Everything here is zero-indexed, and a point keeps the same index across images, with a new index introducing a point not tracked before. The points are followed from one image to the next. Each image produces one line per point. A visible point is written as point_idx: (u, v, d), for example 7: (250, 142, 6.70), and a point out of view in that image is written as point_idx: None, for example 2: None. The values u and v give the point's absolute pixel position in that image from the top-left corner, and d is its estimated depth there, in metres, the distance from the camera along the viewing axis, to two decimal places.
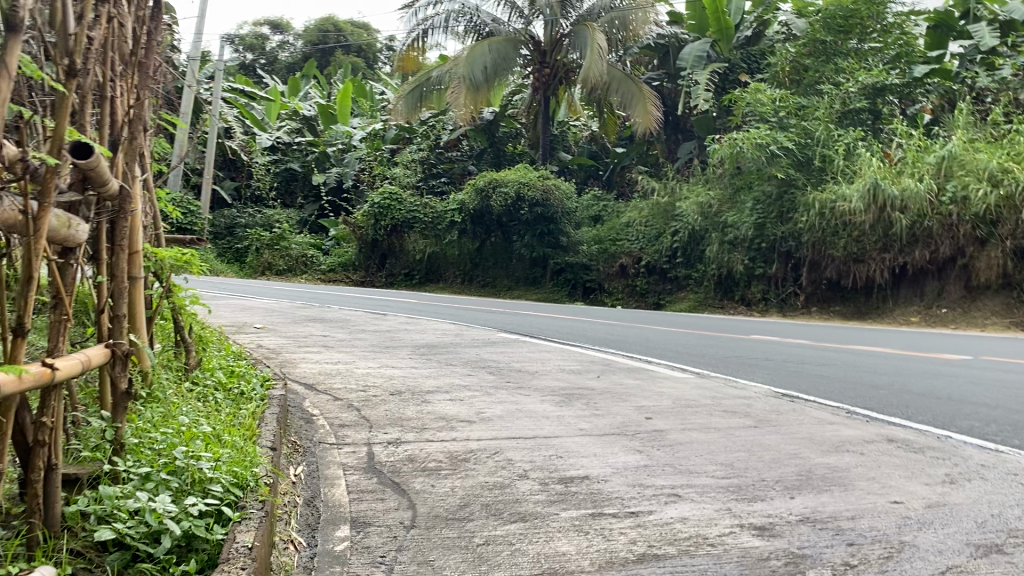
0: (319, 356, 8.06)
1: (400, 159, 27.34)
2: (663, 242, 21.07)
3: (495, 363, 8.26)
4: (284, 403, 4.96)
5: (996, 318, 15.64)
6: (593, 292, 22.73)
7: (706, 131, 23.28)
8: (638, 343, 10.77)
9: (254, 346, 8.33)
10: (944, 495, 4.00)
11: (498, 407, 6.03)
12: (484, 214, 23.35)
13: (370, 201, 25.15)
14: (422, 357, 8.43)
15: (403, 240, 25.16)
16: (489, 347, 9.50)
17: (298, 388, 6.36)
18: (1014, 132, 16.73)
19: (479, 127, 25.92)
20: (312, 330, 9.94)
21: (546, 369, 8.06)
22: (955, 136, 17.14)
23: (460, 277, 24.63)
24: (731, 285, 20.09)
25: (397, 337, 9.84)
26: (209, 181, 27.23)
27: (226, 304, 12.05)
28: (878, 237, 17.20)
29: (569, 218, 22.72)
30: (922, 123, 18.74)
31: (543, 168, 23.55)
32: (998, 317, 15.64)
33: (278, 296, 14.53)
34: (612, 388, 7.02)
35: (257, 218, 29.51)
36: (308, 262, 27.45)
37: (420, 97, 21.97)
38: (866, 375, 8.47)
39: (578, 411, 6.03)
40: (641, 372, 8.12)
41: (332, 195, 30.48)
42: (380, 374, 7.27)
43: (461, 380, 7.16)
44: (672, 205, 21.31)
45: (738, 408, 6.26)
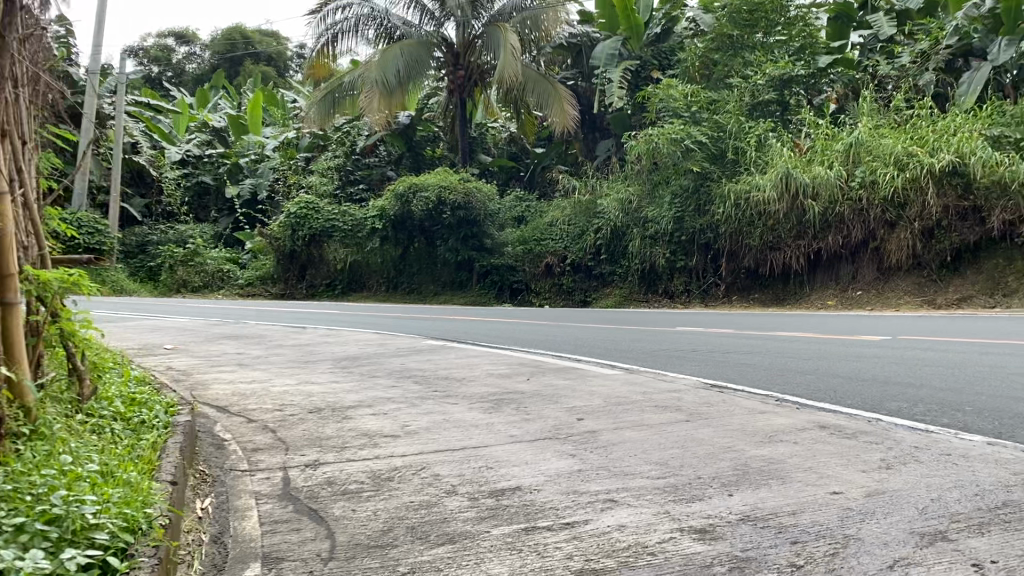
0: (234, 376, 7.65)
1: (316, 167, 26.72)
2: (586, 240, 21.14)
3: (420, 372, 7.97)
4: (189, 430, 4.58)
5: (909, 297, 16.22)
6: (521, 293, 22.44)
7: (622, 127, 23.45)
8: (565, 342, 10.62)
9: (162, 368, 7.85)
10: (883, 482, 3.92)
11: (423, 418, 5.76)
12: (404, 220, 22.84)
13: (286, 212, 24.43)
14: (343, 369, 8.09)
15: (322, 250, 24.53)
16: (414, 355, 9.20)
17: (209, 411, 5.97)
18: (916, 117, 17.28)
19: (395, 132, 25.67)
20: (226, 347, 9.48)
21: (473, 374, 7.82)
22: (861, 122, 17.60)
23: (383, 285, 24.17)
24: (654, 279, 20.23)
25: (317, 350, 9.46)
26: (115, 198, 26.10)
27: (133, 325, 11.43)
28: (793, 224, 17.53)
29: (492, 220, 22.50)
30: (829, 112, 19.23)
31: (462, 171, 23.31)
32: (910, 296, 16.23)
33: (191, 314, 13.91)
34: (541, 390, 6.82)
35: (169, 235, 28.43)
36: (225, 277, 26.55)
37: (333, 102, 21.46)
38: (792, 361, 8.49)
39: (507, 417, 5.81)
40: (569, 371, 7.95)
41: (246, 207, 29.60)
42: (298, 391, 6.91)
43: (385, 392, 6.86)
44: (594, 203, 21.43)
45: (669, 403, 6.13)
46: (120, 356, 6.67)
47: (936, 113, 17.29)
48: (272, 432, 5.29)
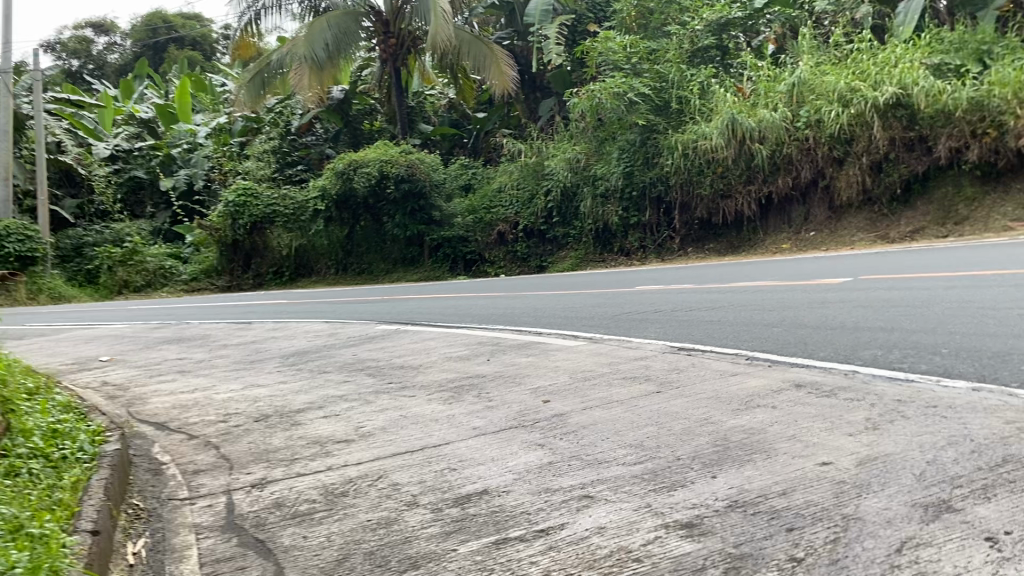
0: (175, 385, 7.19)
1: (252, 151, 25.83)
2: (537, 203, 20.81)
3: (375, 362, 7.59)
4: (118, 460, 4.15)
5: (862, 234, 16.18)
6: (476, 263, 21.94)
7: (563, 86, 23.04)
8: (522, 313, 10.28)
9: (97, 385, 7.34)
10: (873, 447, 3.67)
11: (379, 417, 5.39)
12: (349, 198, 22.21)
13: (225, 201, 23.55)
14: (292, 367, 7.66)
15: (266, 237, 23.75)
16: (368, 344, 8.80)
17: (147, 432, 5.52)
18: (856, 52, 17.17)
19: (331, 108, 24.97)
20: (168, 353, 8.96)
21: (429, 360, 7.46)
22: (802, 61, 17.43)
23: (333, 268, 23.52)
24: (608, 237, 20.01)
25: (264, 348, 9.00)
26: (44, 201, 24.96)
27: (69, 337, 10.81)
28: (742, 170, 17.38)
29: (439, 191, 21.97)
30: (768, 54, 19.04)
31: (403, 143, 22.70)
32: (864, 233, 16.19)
33: (132, 319, 13.27)
34: (502, 372, 6.49)
35: (105, 234, 27.32)
36: (168, 273, 25.59)
37: (263, 83, 20.66)
38: (756, 313, 8.26)
39: (468, 406, 5.46)
40: (530, 347, 7.62)
41: (184, 200, 28.61)
42: (245, 397, 6.49)
43: (338, 389, 6.47)
44: (541, 165, 21.15)
45: (637, 374, 5.84)
46: (48, 382, 6.18)
47: (875, 46, 17.22)
48: (216, 450, 4.89)
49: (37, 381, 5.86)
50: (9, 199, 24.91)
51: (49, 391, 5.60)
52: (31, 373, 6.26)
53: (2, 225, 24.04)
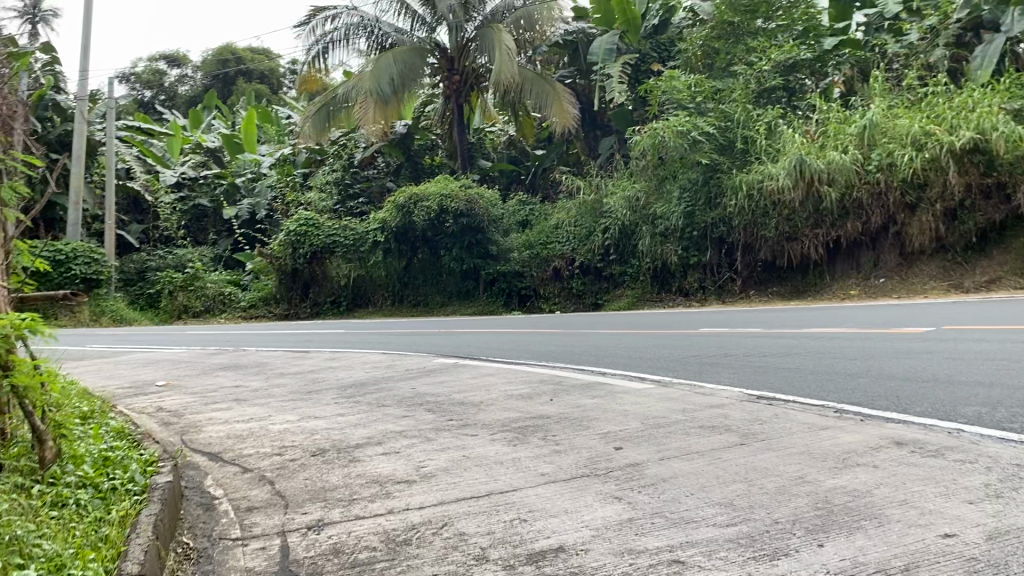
0: (230, 414, 7.00)
1: (315, 183, 26.06)
2: (595, 241, 20.49)
3: (434, 397, 7.31)
4: (170, 493, 3.92)
5: (935, 282, 15.62)
6: (530, 299, 21.75)
7: (624, 124, 22.80)
8: (584, 352, 9.94)
9: (153, 410, 7.20)
10: (1001, 519, 3.26)
11: (441, 456, 5.10)
12: (407, 230, 22.18)
13: (286, 230, 23.68)
14: (349, 399, 7.42)
15: (325, 267, 23.83)
16: (426, 377, 8.54)
17: (200, 462, 5.32)
18: (931, 95, 16.59)
19: (394, 142, 25.29)
20: (224, 380, 8.82)
21: (491, 397, 7.16)
22: (874, 103, 16.91)
23: (389, 299, 23.49)
24: (666, 277, 19.66)
25: (321, 378, 8.79)
26: (111, 226, 25.46)
27: (127, 360, 10.75)
28: (809, 214, 16.86)
29: (496, 226, 21.79)
30: (837, 96, 18.53)
31: (462, 178, 22.64)
32: (937, 281, 15.63)
33: (189, 343, 13.23)
34: (569, 413, 6.17)
35: (169, 259, 27.75)
36: (226, 299, 25.74)
37: (329, 115, 20.84)
38: (836, 362, 7.80)
39: (535, 449, 5.14)
40: (596, 388, 7.28)
41: (247, 228, 29.02)
42: (301, 429, 6.26)
43: (397, 424, 6.20)
44: (599, 202, 20.85)
45: (716, 423, 5.47)
46: (102, 406, 6.02)
47: (952, 89, 16.61)
48: (271, 485, 4.64)
49: (91, 406, 5.69)
50: (79, 223, 25.50)
51: (104, 417, 5.42)
52: (87, 397, 6.10)
53: (70, 247, 24.53)
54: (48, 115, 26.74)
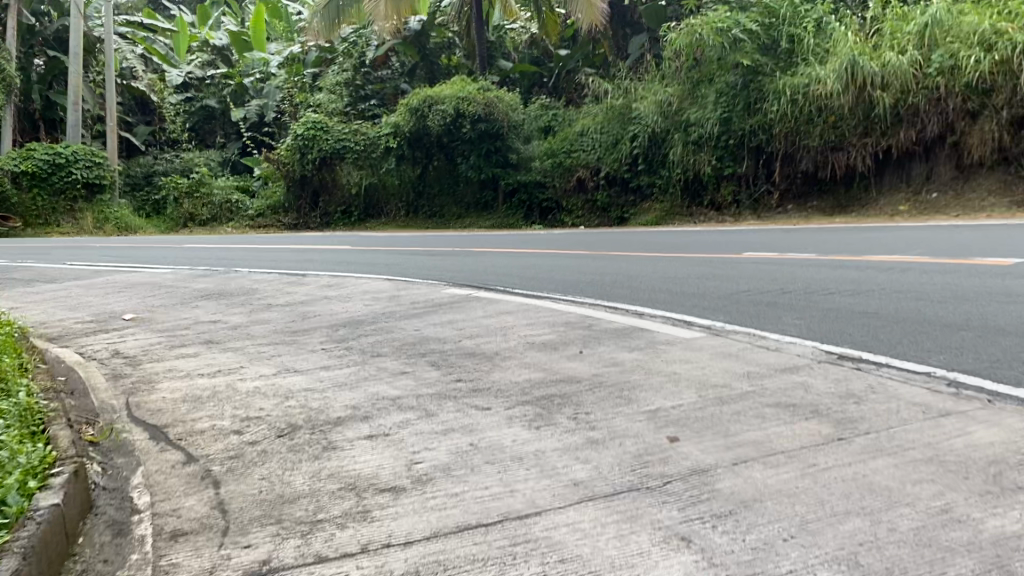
0: (195, 363, 5.83)
1: (325, 84, 24.50)
2: (622, 148, 19.13)
3: (440, 345, 6.11)
4: (50, 530, 2.79)
5: (994, 198, 14.53)
6: (551, 212, 20.33)
7: (658, 22, 21.87)
8: (613, 283, 8.66)
9: (107, 355, 6.05)
10: None
11: (442, 445, 3.91)
12: (422, 136, 20.64)
13: (294, 134, 22.17)
14: (341, 344, 6.25)
15: (336, 174, 22.34)
16: (433, 314, 7.33)
17: (138, 442, 4.17)
18: None
19: (407, 41, 23.65)
20: (202, 313, 7.65)
21: (509, 346, 5.95)
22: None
23: (404, 210, 22.07)
24: (699, 189, 18.30)
25: (313, 313, 7.60)
26: (112, 127, 24.06)
27: (103, 285, 9.60)
28: (858, 121, 15.92)
29: (517, 132, 20.18)
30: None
31: (480, 81, 20.94)
32: (996, 197, 14.55)
33: (179, 262, 12.04)
34: (606, 376, 4.95)
35: (176, 163, 26.47)
36: (236, 208, 24.09)
37: (338, 11, 20.95)
38: (923, 305, 6.50)
39: (564, 436, 3.94)
40: (635, 336, 6.04)
41: (255, 131, 27.32)
42: (274, 390, 5.09)
43: (392, 387, 5.02)
44: (628, 108, 19.44)
45: (797, 404, 4.24)
46: (23, 363, 4.86)
47: None
48: (212, 492, 3.48)
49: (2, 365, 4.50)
50: (80, 124, 24.10)
51: (18, 383, 4.28)
52: (10, 351, 4.97)
53: (70, 149, 23.29)
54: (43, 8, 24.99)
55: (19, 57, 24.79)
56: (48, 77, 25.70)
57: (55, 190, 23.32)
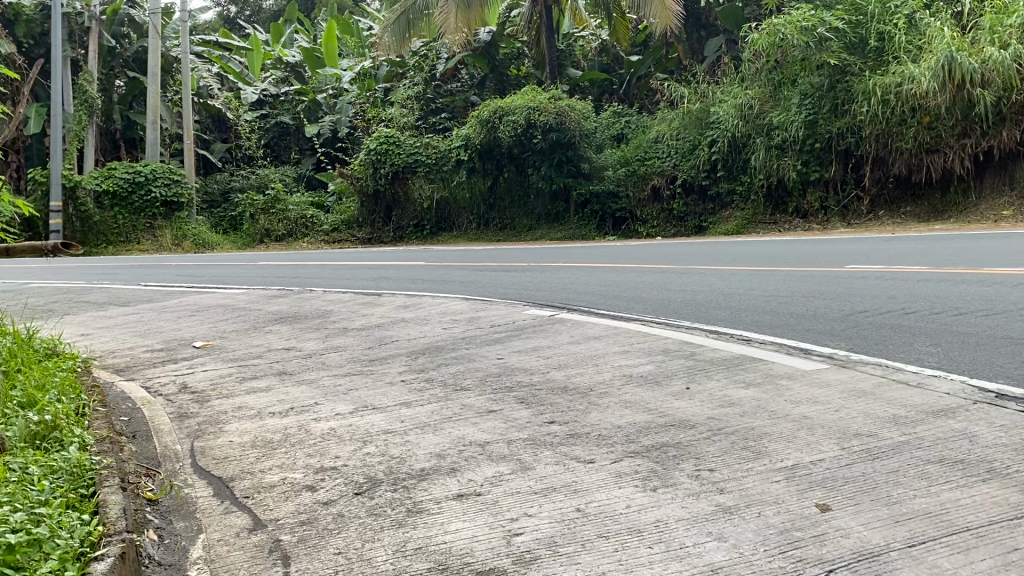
0: (265, 399, 5.39)
1: (395, 97, 24.28)
2: (700, 155, 18.45)
3: (528, 377, 5.53)
4: None
5: None
6: (626, 222, 19.63)
7: (734, 23, 21.05)
8: (709, 302, 7.98)
9: (174, 390, 5.66)
10: None
11: (546, 510, 3.33)
12: (493, 148, 20.15)
13: (365, 148, 21.86)
14: (420, 376, 5.74)
15: (407, 188, 21.88)
16: (517, 339, 6.76)
17: (201, 501, 3.70)
18: None
19: (477, 51, 23.27)
20: (274, 340, 7.25)
21: (607, 379, 5.34)
22: None
23: (475, 222, 21.54)
24: (783, 196, 17.52)
25: (389, 338, 7.12)
26: (190, 145, 24.25)
27: (175, 308, 9.32)
28: (956, 121, 14.95)
29: (589, 141, 19.45)
30: None
31: (552, 89, 20.34)
32: None
33: (250, 282, 11.73)
34: (725, 421, 4.30)
35: (251, 180, 26.62)
36: (309, 223, 23.74)
37: (408, 24, 20.73)
38: None
39: (690, 502, 3.33)
40: (748, 369, 5.36)
41: (327, 146, 27.23)
42: (350, 433, 4.58)
43: (479, 429, 4.46)
44: (707, 112, 18.77)
45: (966, 460, 3.54)
46: (81, 406, 4.48)
47: None
48: (282, 573, 2.98)
49: (57, 412, 4.11)
50: (158, 143, 24.31)
51: (69, 432, 3.88)
52: (66, 392, 4.61)
53: (149, 168, 23.58)
54: (123, 31, 25.38)
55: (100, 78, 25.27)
56: (129, 98, 26.22)
57: (135, 209, 23.62)
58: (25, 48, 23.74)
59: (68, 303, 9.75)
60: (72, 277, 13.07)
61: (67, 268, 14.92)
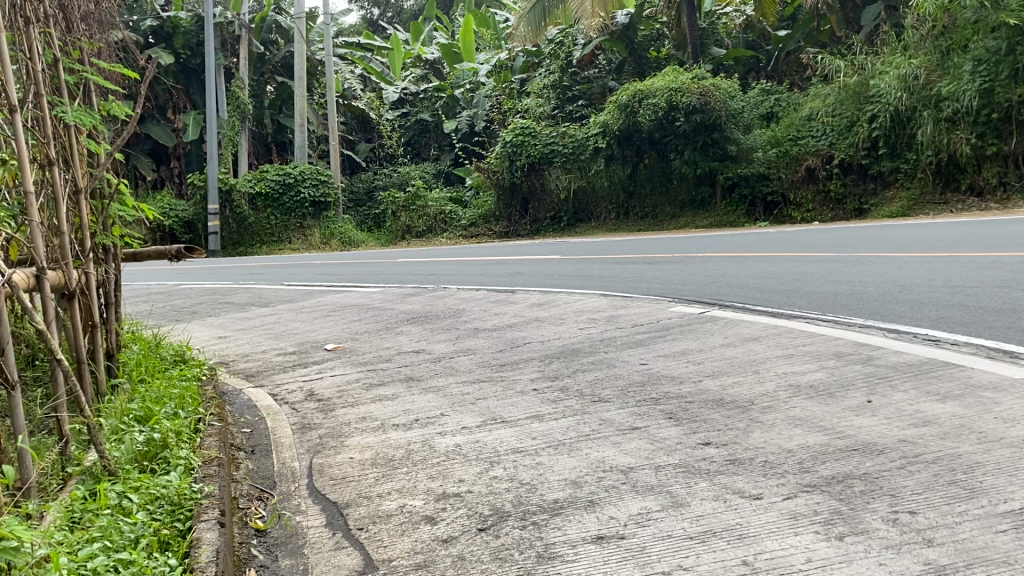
0: (390, 408, 4.97)
1: (531, 88, 24.00)
2: (859, 132, 17.22)
3: (676, 388, 4.90)
4: None
5: None
6: (777, 207, 18.44)
7: None
8: (883, 296, 7.05)
9: (298, 398, 5.37)
10: None
11: (706, 563, 2.74)
12: (632, 134, 19.34)
13: (502, 141, 21.44)
14: (556, 383, 5.22)
15: (544, 179, 21.37)
16: (663, 341, 6.12)
17: (312, 533, 3.32)
18: None
19: (614, 35, 22.49)
20: (405, 342, 6.93)
21: (768, 393, 4.63)
22: None
23: (614, 212, 20.76)
24: (954, 172, 16.26)
25: (523, 340, 6.63)
26: (335, 145, 24.75)
27: (311, 308, 9.21)
28: None
29: (736, 121, 18.25)
30: None
31: (695, 69, 19.35)
32: None
33: (386, 280, 11.55)
34: (921, 447, 3.55)
35: (394, 177, 26.98)
36: (449, 218, 23.63)
37: (543, 13, 20.24)
38: None
39: (889, 560, 2.65)
40: (942, 378, 4.53)
41: (466, 141, 27.15)
42: (477, 450, 4.10)
43: (621, 451, 3.89)
44: (866, 85, 17.50)
45: None
46: (196, 421, 4.25)
47: None
48: None
49: (168, 429, 3.88)
50: (305, 145, 24.96)
51: (178, 450, 3.65)
52: (184, 404, 4.42)
53: (298, 169, 24.27)
54: (272, 38, 26.28)
55: (252, 84, 26.27)
56: (278, 102, 27.12)
57: (287, 210, 24.35)
58: (184, 59, 24.89)
59: (210, 306, 9.83)
60: (218, 278, 13.31)
61: (216, 269, 15.30)
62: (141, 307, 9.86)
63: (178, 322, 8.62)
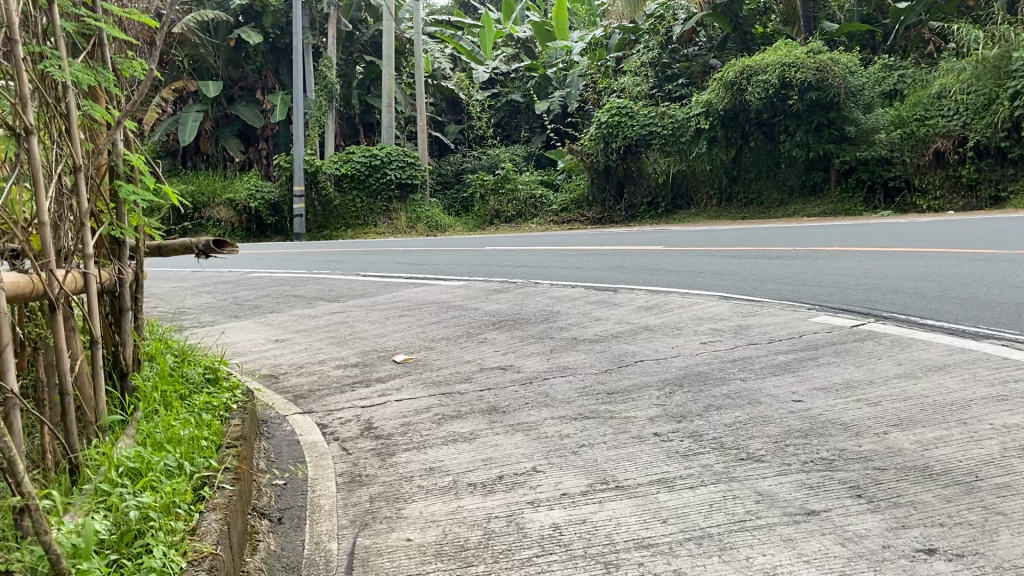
0: (466, 455, 3.80)
1: (627, 66, 22.47)
2: (998, 110, 15.17)
3: (853, 443, 3.57)
4: None
5: None
6: (900, 192, 16.58)
7: None
8: None
9: (349, 434, 4.25)
10: None
11: None
12: (739, 113, 17.67)
13: (596, 121, 19.93)
14: (684, 426, 3.96)
15: (641, 162, 19.82)
16: (817, 366, 4.77)
17: None
18: None
19: (717, 10, 20.62)
20: (488, 354, 5.76)
21: (996, 461, 3.25)
22: None
23: (715, 198, 19.09)
24: None
25: (633, 357, 5.38)
26: (423, 126, 23.79)
27: (384, 305, 8.17)
28: None
29: (857, 99, 16.38)
30: None
31: (810, 42, 17.52)
32: None
33: (469, 272, 10.43)
34: None
35: (483, 160, 25.88)
36: (538, 203, 22.33)
37: None
38: None
39: None
40: None
41: (557, 122, 25.84)
42: (586, 538, 2.89)
43: (800, 559, 2.64)
44: (1007, 59, 15.47)
45: None
46: (201, 480, 3.18)
47: None
48: None
49: (150, 501, 2.79)
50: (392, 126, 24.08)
51: (160, 540, 2.57)
52: (192, 455, 3.38)
53: (385, 151, 23.34)
54: (361, 16, 25.49)
55: (341, 64, 25.64)
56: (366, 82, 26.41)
57: (373, 191, 23.42)
58: (273, 38, 24.40)
59: (277, 300, 8.89)
60: (292, 267, 12.43)
61: (293, 255, 14.51)
62: (202, 300, 9.01)
63: (236, 319, 7.68)
